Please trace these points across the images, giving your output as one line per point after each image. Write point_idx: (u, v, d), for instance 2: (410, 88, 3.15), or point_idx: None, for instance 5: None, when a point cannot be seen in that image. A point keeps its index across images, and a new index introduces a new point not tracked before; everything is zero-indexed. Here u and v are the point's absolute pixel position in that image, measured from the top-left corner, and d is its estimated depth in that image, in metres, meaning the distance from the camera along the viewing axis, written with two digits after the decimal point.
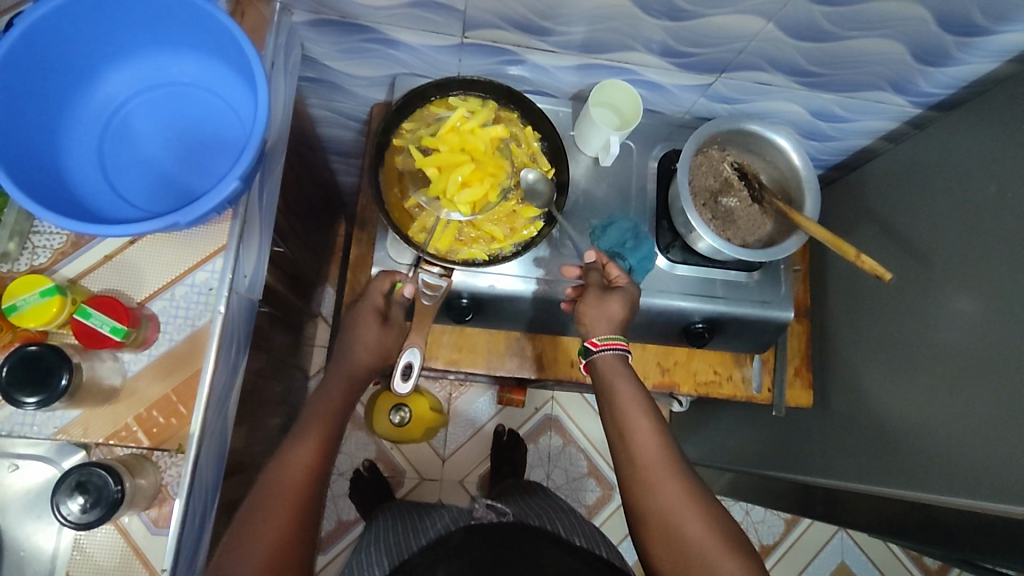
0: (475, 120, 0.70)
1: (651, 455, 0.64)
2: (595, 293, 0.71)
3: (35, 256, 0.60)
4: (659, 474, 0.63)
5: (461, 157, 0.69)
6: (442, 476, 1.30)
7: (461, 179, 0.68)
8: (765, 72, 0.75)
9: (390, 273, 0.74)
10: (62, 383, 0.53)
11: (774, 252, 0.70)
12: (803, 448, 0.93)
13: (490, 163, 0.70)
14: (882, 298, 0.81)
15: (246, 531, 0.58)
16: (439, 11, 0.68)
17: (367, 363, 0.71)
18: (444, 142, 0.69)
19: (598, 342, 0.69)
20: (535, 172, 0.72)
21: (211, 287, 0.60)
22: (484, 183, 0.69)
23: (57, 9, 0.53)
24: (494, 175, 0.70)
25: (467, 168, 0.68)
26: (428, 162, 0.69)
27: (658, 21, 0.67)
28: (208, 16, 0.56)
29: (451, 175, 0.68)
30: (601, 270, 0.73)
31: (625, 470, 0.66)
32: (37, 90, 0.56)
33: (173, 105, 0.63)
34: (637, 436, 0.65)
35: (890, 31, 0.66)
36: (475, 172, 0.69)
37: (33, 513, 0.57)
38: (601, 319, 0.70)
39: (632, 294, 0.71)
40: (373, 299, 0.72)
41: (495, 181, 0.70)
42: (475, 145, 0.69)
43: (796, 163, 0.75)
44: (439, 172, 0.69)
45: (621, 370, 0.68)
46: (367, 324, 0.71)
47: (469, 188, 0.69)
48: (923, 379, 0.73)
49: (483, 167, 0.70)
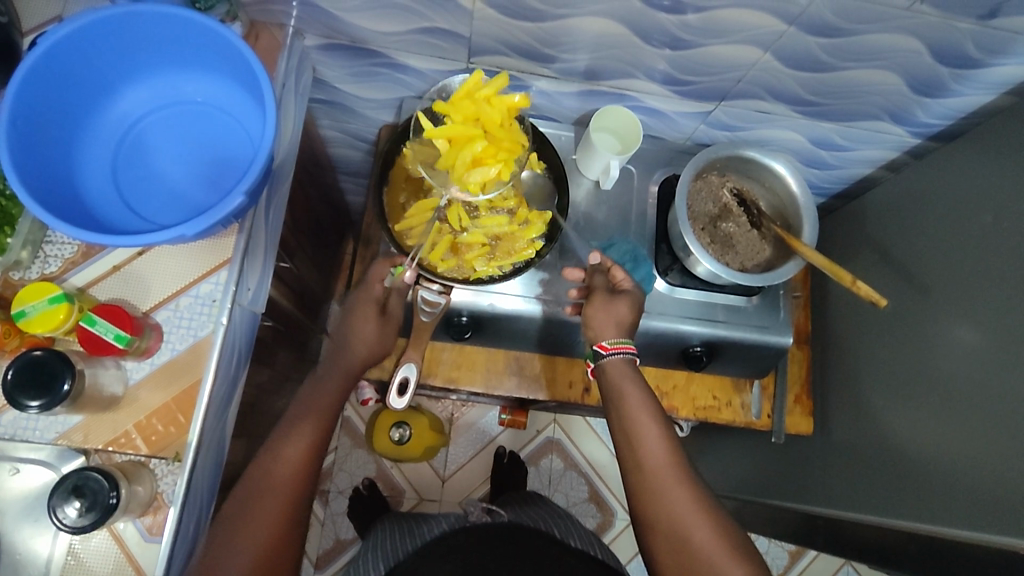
0: (491, 87, 0.65)
1: (660, 458, 0.63)
2: (601, 297, 0.72)
3: (47, 265, 0.61)
4: (667, 481, 0.62)
5: (474, 130, 0.64)
6: (442, 496, 1.29)
7: (473, 154, 0.64)
8: (765, 101, 0.77)
9: (393, 258, 0.74)
10: (64, 388, 0.54)
11: (772, 277, 0.71)
12: (804, 476, 0.92)
13: (506, 137, 0.65)
14: (881, 325, 0.81)
15: (235, 524, 0.57)
16: (444, 37, 0.70)
17: (364, 357, 0.72)
18: (457, 112, 0.64)
19: (608, 345, 0.69)
20: (535, 177, 0.76)
21: (215, 298, 0.62)
22: (498, 160, 0.65)
23: (78, 30, 0.55)
24: (510, 151, 0.65)
25: (480, 144, 0.64)
26: (439, 133, 0.64)
27: (659, 50, 0.69)
28: (218, 37, 0.58)
29: (464, 150, 0.64)
30: (605, 272, 0.75)
31: (632, 479, 0.64)
32: (55, 105, 0.58)
33: (185, 123, 0.65)
34: (643, 441, 0.64)
35: (887, 62, 0.67)
36: (489, 147, 0.64)
37: (31, 517, 0.58)
38: (610, 323, 0.70)
39: (638, 298, 0.72)
40: (372, 289, 0.73)
41: (510, 155, 0.66)
42: (491, 116, 0.64)
43: (794, 188, 0.75)
44: (449, 144, 0.65)
45: (629, 374, 0.69)
46: (366, 317, 0.72)
47: (480, 165, 0.64)
48: (926, 407, 0.72)
49: (497, 141, 0.65)
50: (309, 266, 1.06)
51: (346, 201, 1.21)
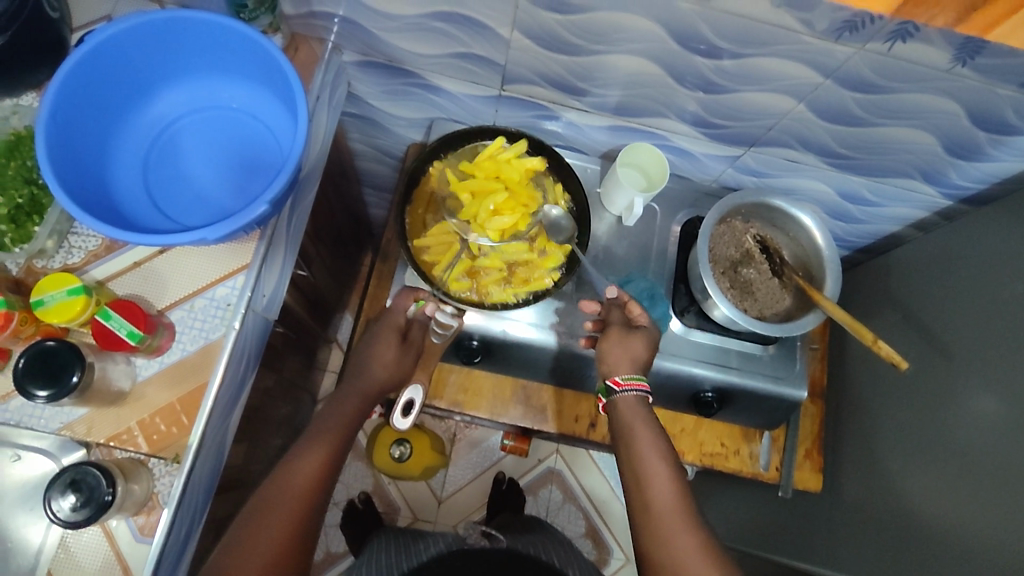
0: (512, 150, 0.72)
1: (668, 502, 0.61)
2: (618, 331, 0.71)
3: (69, 256, 0.62)
4: (670, 525, 0.60)
5: (495, 188, 0.72)
6: (437, 518, 1.28)
7: (492, 208, 0.72)
8: (795, 150, 0.77)
9: (415, 289, 0.76)
10: (73, 380, 0.54)
11: (790, 328, 0.70)
12: (809, 534, 0.89)
13: (523, 193, 0.73)
14: (899, 386, 0.79)
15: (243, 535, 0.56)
16: (479, 62, 0.71)
17: (380, 380, 0.72)
18: (480, 170, 0.72)
19: (621, 381, 0.68)
20: (558, 210, 0.74)
21: (229, 302, 0.62)
22: (515, 212, 0.73)
23: (126, 30, 0.57)
24: (525, 206, 0.73)
25: (500, 198, 0.72)
26: (464, 188, 0.72)
27: (692, 92, 0.69)
28: (259, 48, 0.60)
29: (484, 203, 0.72)
30: (622, 306, 0.74)
31: (638, 521, 0.63)
32: (96, 100, 0.60)
33: (218, 127, 0.66)
34: (652, 483, 0.63)
35: (921, 122, 0.67)
36: (508, 201, 0.72)
37: (26, 506, 0.59)
38: (625, 359, 0.69)
39: (654, 335, 0.72)
40: (394, 317, 0.74)
41: (525, 210, 0.73)
42: (510, 176, 0.72)
43: (820, 242, 0.74)
44: (473, 197, 0.72)
45: (641, 413, 0.68)
46: (387, 343, 0.74)
47: (499, 216, 0.72)
48: (942, 477, 0.69)
49: (515, 197, 0.73)
50: (326, 276, 1.06)
51: (369, 214, 1.22)
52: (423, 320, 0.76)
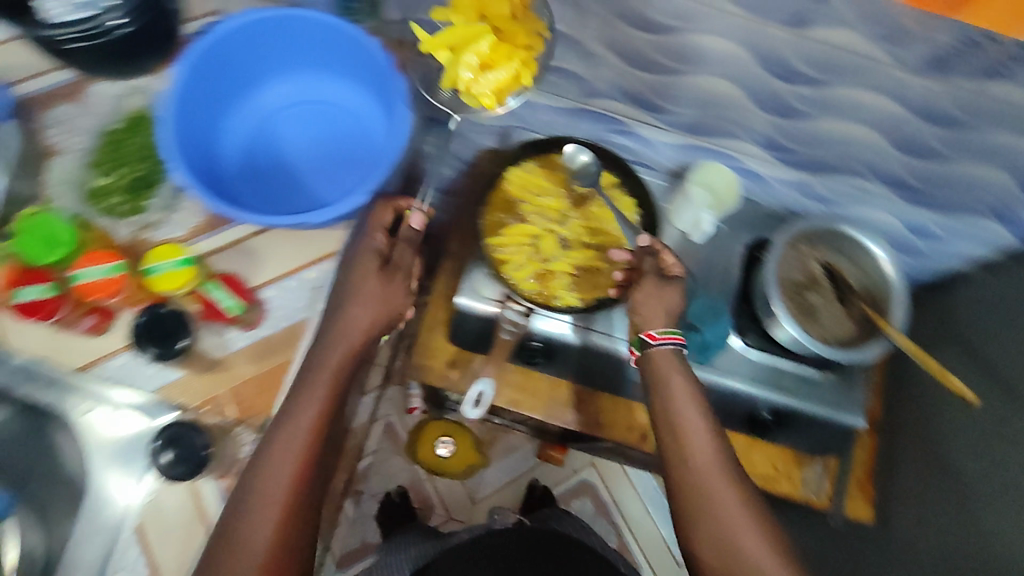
0: None
1: (708, 460, 0.59)
2: (652, 282, 0.68)
3: (174, 229, 0.66)
4: (713, 482, 0.58)
5: (476, 29, 0.63)
6: (471, 517, 1.30)
7: (478, 58, 0.63)
8: (863, 179, 0.78)
9: (394, 200, 0.65)
10: (181, 345, 0.60)
11: (856, 355, 0.72)
12: (853, 565, 0.89)
13: (517, 30, 0.64)
14: (958, 423, 0.79)
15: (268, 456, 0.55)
16: (563, 75, 0.74)
17: (366, 319, 0.60)
18: (455, 14, 0.63)
19: (657, 334, 0.65)
20: (587, 155, 0.77)
21: (318, 285, 0.66)
22: (513, 61, 0.64)
23: (248, 27, 0.61)
24: (528, 47, 0.65)
25: (485, 44, 0.63)
26: (437, 44, 0.64)
27: (768, 116, 0.71)
28: (365, 51, 0.63)
29: (469, 53, 0.64)
30: (656, 255, 0.71)
31: (676, 476, 0.61)
32: (212, 89, 0.64)
33: (316, 121, 0.70)
34: (691, 439, 0.60)
35: (999, 161, 0.67)
36: (498, 45, 0.63)
37: (121, 461, 0.66)
38: (660, 310, 0.67)
39: (689, 285, 0.69)
40: (373, 238, 0.63)
41: (533, 53, 0.66)
42: (495, 10, 0.63)
43: (889, 272, 0.75)
44: (453, 50, 0.65)
45: (677, 365, 0.64)
46: (364, 271, 0.62)
47: (492, 69, 0.64)
48: (1000, 517, 0.68)
49: (507, 38, 0.64)
50: None
51: None
52: (409, 236, 0.65)
